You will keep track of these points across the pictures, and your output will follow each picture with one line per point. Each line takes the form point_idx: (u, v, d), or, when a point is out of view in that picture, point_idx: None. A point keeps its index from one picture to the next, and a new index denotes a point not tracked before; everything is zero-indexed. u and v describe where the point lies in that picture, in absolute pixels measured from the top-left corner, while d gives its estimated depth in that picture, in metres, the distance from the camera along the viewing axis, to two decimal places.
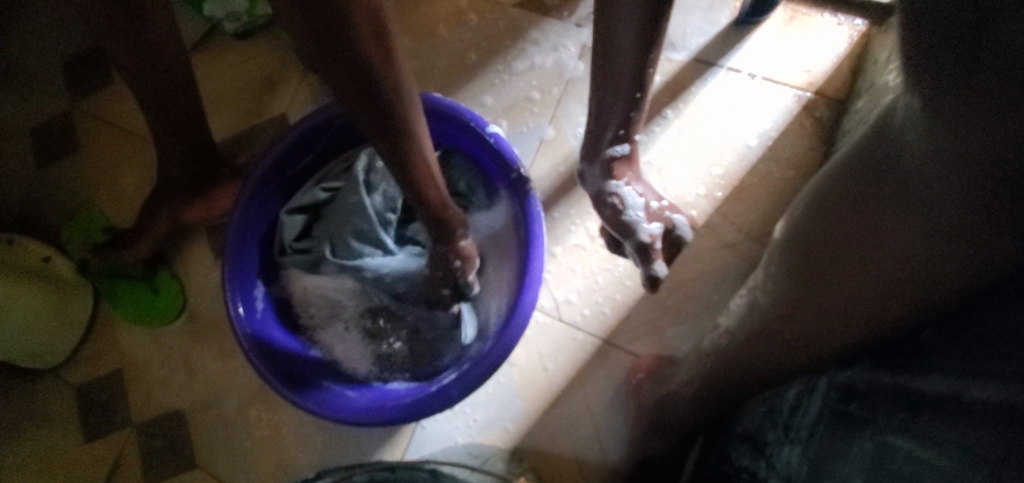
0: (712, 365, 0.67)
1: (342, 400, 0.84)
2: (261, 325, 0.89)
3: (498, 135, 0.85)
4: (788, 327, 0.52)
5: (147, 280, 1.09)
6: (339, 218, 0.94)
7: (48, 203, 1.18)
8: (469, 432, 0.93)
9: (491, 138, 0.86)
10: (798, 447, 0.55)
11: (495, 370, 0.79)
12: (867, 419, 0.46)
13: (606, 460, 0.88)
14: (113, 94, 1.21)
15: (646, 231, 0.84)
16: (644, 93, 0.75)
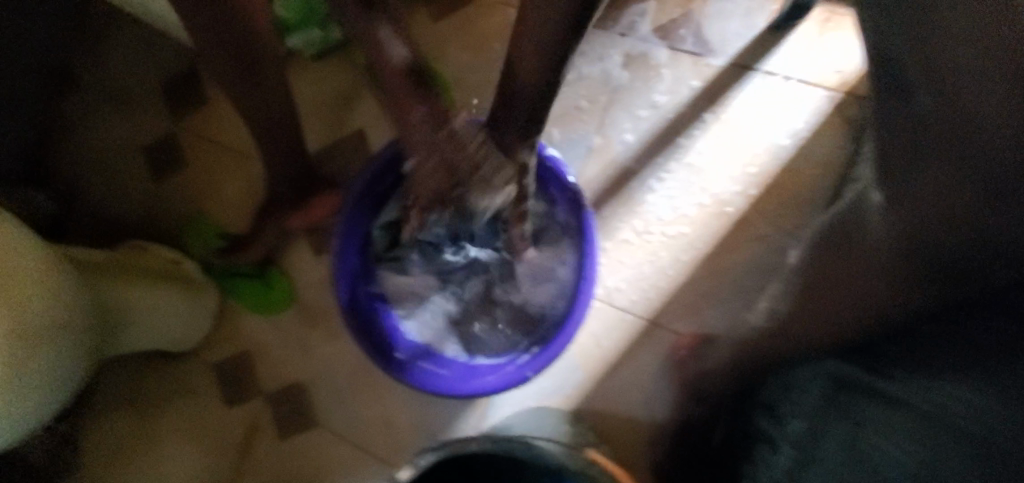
0: (746, 351, 0.82)
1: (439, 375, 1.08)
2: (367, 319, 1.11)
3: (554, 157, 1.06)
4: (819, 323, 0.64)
5: (261, 276, 1.31)
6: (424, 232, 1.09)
7: (168, 212, 1.39)
8: (538, 396, 1.11)
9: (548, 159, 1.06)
10: (800, 419, 0.61)
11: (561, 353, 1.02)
12: (870, 403, 0.55)
13: (653, 419, 1.07)
14: (210, 115, 1.39)
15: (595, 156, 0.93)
16: None
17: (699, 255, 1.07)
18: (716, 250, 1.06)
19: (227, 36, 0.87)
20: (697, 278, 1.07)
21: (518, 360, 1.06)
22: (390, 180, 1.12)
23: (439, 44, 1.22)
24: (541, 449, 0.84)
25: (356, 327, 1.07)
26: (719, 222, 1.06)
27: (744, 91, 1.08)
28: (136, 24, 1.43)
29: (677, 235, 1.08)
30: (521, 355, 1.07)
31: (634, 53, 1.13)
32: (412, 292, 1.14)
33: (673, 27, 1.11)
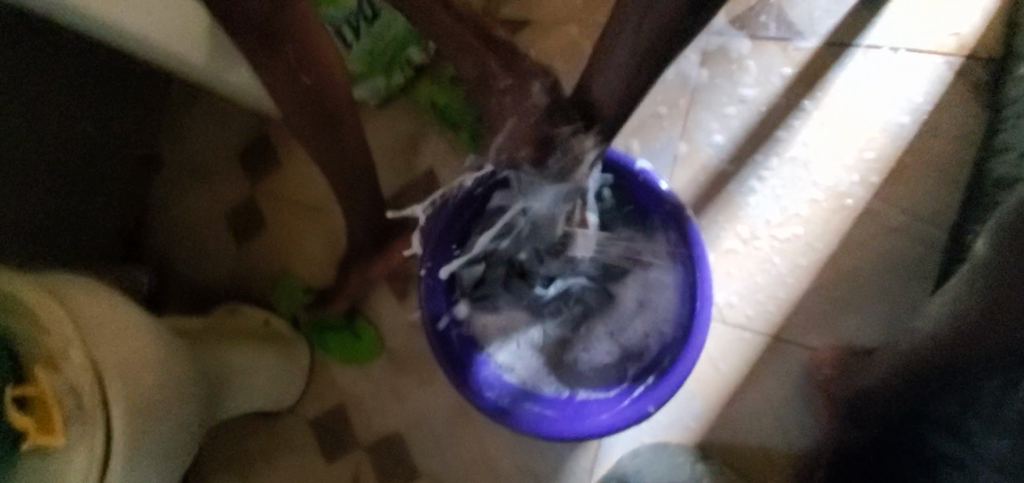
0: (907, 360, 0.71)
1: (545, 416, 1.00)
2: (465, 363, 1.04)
3: (647, 170, 0.97)
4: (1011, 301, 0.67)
5: (350, 327, 1.31)
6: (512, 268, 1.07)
7: (255, 272, 1.42)
8: (655, 431, 1.01)
9: (641, 173, 0.98)
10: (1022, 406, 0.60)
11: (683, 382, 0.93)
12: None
13: (791, 444, 0.96)
14: (283, 173, 1.41)
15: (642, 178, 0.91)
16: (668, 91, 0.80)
17: (819, 256, 0.96)
18: (840, 249, 0.96)
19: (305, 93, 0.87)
20: (822, 282, 0.96)
21: (633, 393, 0.97)
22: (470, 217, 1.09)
23: None
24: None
25: (455, 374, 1.01)
26: (840, 217, 0.96)
27: (846, 70, 0.97)
28: (206, 94, 1.47)
29: (790, 237, 0.98)
30: (636, 388, 0.98)
31: (710, 49, 1.05)
32: (504, 328, 1.09)
33: (751, 15, 1.03)
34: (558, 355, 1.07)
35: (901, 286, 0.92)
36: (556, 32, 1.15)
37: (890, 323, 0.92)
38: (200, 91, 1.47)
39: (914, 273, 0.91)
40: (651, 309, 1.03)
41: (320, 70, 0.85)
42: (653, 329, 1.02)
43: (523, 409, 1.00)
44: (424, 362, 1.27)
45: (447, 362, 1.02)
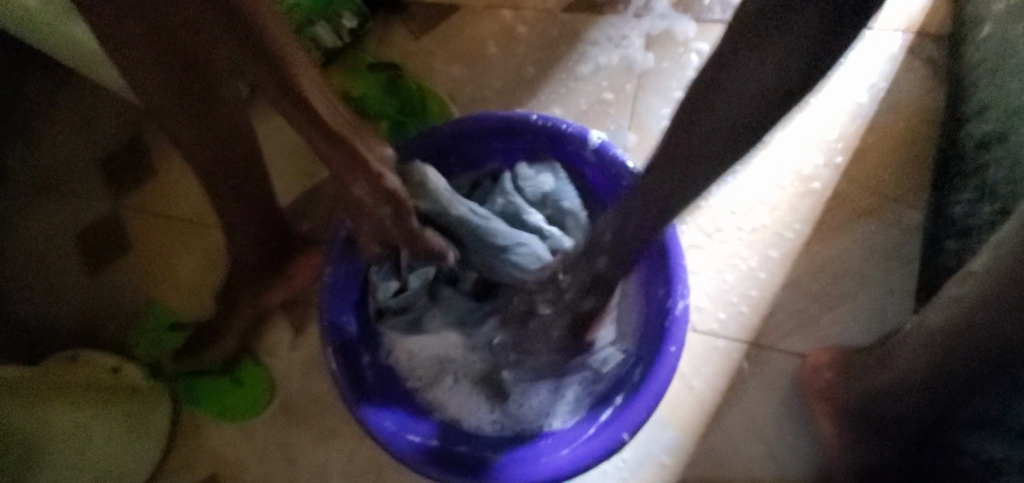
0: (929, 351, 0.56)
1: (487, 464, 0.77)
2: (377, 397, 0.82)
3: (605, 141, 0.83)
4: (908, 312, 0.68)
5: (230, 371, 1.01)
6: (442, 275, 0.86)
7: (109, 307, 1.10)
8: (619, 474, 0.80)
9: (597, 144, 0.83)
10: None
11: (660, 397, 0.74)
12: None
13: (785, 476, 0.78)
14: (158, 183, 1.14)
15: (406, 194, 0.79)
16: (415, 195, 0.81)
17: (792, 247, 0.84)
18: (815, 239, 0.83)
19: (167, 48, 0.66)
20: (802, 278, 0.82)
21: (598, 419, 0.78)
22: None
23: (426, 63, 1.04)
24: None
25: (364, 416, 0.78)
26: (810, 202, 0.84)
27: None
28: (60, 86, 1.18)
29: (757, 227, 0.85)
30: (602, 413, 0.78)
31: (654, 33, 0.98)
32: (432, 355, 0.86)
33: None
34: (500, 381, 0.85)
35: (886, 274, 0.80)
36: (487, 18, 1.03)
37: (881, 318, 0.80)
38: (51, 81, 1.18)
39: (900, 259, 0.80)
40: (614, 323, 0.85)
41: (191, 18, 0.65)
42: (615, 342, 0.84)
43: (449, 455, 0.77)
44: (327, 409, 0.99)
45: (351, 395, 0.79)
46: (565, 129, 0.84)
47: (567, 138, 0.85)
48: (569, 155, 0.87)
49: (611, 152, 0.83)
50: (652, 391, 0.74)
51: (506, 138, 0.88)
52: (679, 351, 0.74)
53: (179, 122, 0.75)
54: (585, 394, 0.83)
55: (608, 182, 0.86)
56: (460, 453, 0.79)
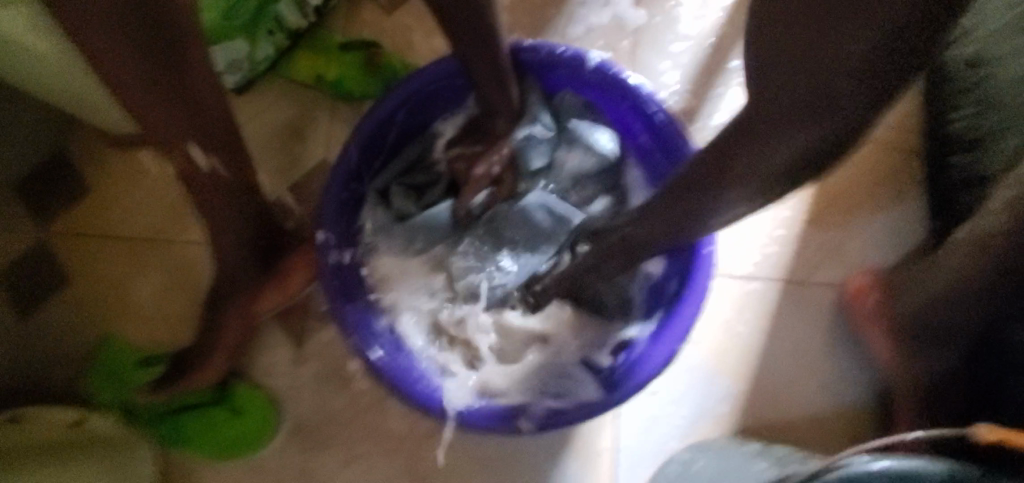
0: None
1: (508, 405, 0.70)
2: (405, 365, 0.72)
3: (605, 59, 0.75)
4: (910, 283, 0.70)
5: (224, 401, 0.88)
6: (439, 228, 0.80)
7: (53, 353, 0.92)
8: (680, 433, 0.79)
9: (596, 63, 0.75)
10: None
11: (701, 305, 0.69)
12: None
13: (841, 403, 0.79)
14: (102, 200, 0.99)
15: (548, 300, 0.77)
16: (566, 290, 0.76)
17: (808, 183, 0.85)
18: (827, 173, 0.85)
19: (145, 26, 0.54)
20: (821, 211, 0.84)
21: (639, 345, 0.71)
22: (378, 167, 0.82)
23: (404, 39, 0.98)
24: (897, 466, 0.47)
25: (441, 408, 0.68)
26: None
27: None
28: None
29: None
30: (642, 340, 0.72)
31: None
32: (435, 302, 0.78)
33: None
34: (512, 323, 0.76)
35: (896, 197, 0.84)
36: None
37: (899, 240, 0.83)
38: None
39: (904, 184, 0.84)
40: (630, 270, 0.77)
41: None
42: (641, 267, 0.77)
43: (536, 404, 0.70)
44: (346, 429, 0.87)
45: (382, 366, 0.70)
46: (561, 54, 0.76)
47: (562, 60, 0.76)
48: (570, 84, 0.80)
49: (614, 71, 0.75)
50: (696, 299, 0.69)
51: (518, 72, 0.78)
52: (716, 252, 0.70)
53: (157, 122, 0.63)
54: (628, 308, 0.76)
55: (613, 103, 0.78)
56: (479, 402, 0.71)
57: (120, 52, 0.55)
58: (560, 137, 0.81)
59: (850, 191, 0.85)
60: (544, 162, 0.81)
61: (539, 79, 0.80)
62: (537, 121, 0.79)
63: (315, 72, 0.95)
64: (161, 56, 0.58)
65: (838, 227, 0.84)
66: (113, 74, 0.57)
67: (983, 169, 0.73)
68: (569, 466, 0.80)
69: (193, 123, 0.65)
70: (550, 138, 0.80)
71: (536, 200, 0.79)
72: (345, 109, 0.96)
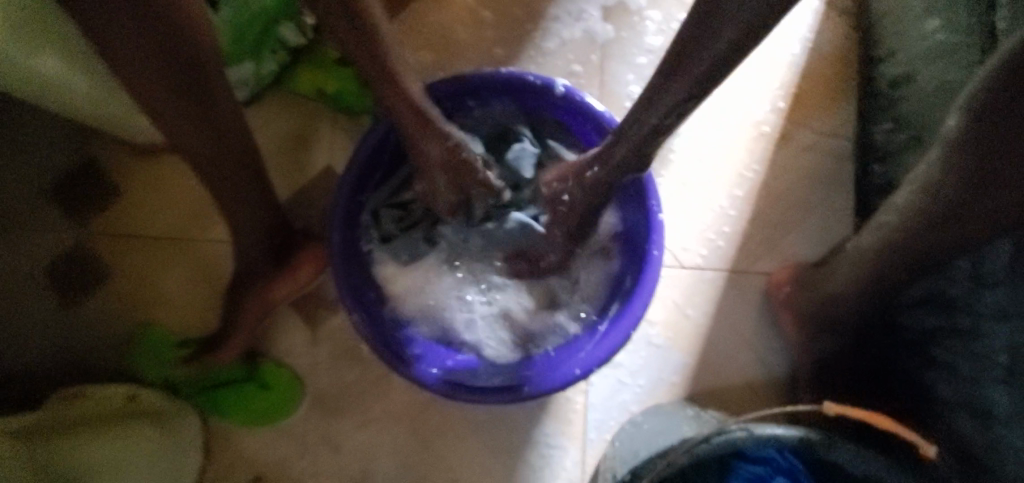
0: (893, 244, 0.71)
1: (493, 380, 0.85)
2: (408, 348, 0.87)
3: (569, 85, 0.87)
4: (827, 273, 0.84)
5: (254, 377, 1.03)
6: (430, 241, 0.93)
7: (102, 339, 1.07)
8: (639, 398, 0.95)
9: (562, 89, 0.87)
10: (980, 287, 0.68)
11: (652, 295, 0.83)
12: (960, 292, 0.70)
13: (773, 373, 0.94)
14: (132, 203, 1.11)
15: (522, 294, 0.92)
16: (536, 285, 0.92)
17: (753, 184, 0.98)
18: (770, 175, 0.98)
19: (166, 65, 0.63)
20: (763, 210, 0.97)
21: (602, 328, 0.85)
22: (378, 178, 0.94)
23: None
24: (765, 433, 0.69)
25: (435, 384, 0.83)
26: (762, 144, 0.99)
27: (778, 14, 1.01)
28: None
29: (721, 169, 0.99)
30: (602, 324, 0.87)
31: (609, 5, 1.05)
32: (430, 297, 0.92)
33: None
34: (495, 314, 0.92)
35: (828, 197, 0.97)
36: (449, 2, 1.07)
37: (829, 234, 0.96)
38: None
39: (837, 184, 0.97)
40: (593, 267, 0.91)
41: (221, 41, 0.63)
42: (602, 265, 0.91)
43: (516, 378, 0.84)
44: (358, 399, 1.03)
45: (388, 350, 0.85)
46: (531, 81, 0.88)
47: (532, 86, 0.88)
48: (541, 105, 0.92)
49: (578, 96, 0.87)
50: (647, 291, 0.83)
51: (491, 96, 0.91)
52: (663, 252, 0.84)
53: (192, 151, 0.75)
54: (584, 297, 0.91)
55: (580, 124, 0.90)
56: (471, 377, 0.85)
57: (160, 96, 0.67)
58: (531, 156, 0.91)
59: (789, 190, 0.97)
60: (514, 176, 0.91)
61: (514, 100, 0.91)
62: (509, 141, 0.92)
63: (315, 86, 1.05)
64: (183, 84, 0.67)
65: (778, 223, 0.97)
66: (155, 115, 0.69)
67: (893, 178, 0.85)
68: (547, 426, 0.96)
69: (217, 139, 0.75)
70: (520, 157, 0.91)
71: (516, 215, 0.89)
72: (345, 119, 1.07)
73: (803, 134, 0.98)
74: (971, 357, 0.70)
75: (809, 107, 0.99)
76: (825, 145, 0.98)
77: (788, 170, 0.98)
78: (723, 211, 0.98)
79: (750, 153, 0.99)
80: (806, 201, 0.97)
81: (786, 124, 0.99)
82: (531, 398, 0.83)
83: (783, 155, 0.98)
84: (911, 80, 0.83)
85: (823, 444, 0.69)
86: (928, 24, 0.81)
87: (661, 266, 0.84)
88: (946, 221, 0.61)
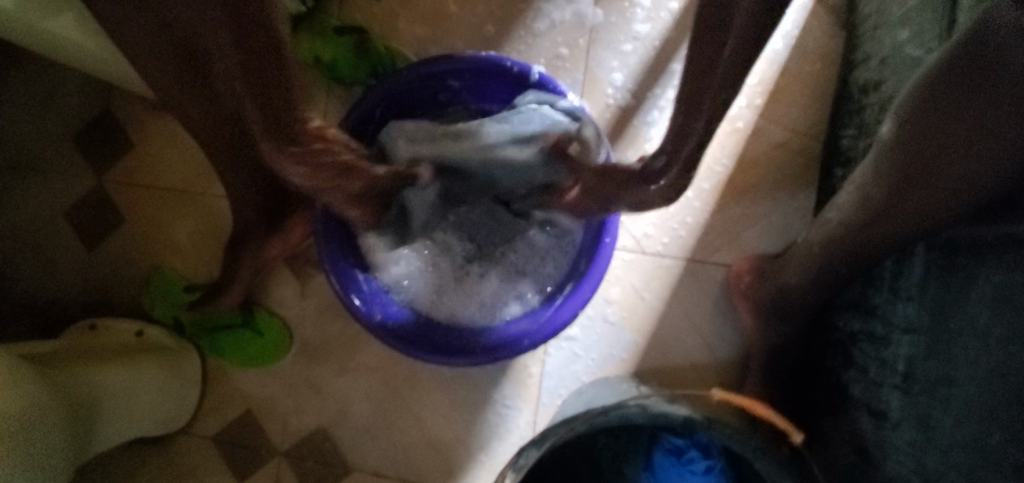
0: (825, 250, 0.75)
1: (450, 345, 0.93)
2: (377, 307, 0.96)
3: (543, 71, 0.92)
4: (775, 268, 0.89)
5: (248, 322, 1.14)
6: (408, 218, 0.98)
7: (116, 278, 1.18)
8: (591, 370, 1.03)
9: (536, 74, 0.93)
10: (902, 293, 0.72)
11: (599, 279, 0.90)
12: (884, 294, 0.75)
13: (719, 358, 1.01)
14: (142, 155, 1.19)
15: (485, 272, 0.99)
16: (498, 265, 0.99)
17: (720, 178, 1.01)
18: (738, 170, 1.01)
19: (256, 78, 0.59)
20: (726, 202, 1.01)
21: (552, 303, 0.93)
22: None
23: (389, 24, 1.10)
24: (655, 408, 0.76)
25: (395, 343, 0.92)
26: (734, 139, 1.01)
27: None
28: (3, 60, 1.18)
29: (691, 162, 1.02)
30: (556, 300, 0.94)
31: None
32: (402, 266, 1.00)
33: None
34: (459, 288, 0.99)
35: (793, 195, 1.00)
36: None
37: (789, 232, 1.00)
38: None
39: (802, 184, 1.00)
40: (553, 250, 0.98)
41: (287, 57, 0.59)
42: (562, 249, 0.97)
43: (470, 345, 0.93)
44: (339, 349, 1.13)
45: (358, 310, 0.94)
46: (508, 65, 0.93)
47: (509, 69, 0.93)
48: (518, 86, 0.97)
49: (552, 83, 0.93)
50: (596, 274, 0.90)
51: (471, 77, 0.96)
52: (614, 240, 0.90)
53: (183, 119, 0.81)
54: (544, 275, 0.98)
55: None
56: (431, 341, 0.94)
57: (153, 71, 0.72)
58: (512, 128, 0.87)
59: (756, 187, 1.01)
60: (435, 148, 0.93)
61: (493, 80, 0.96)
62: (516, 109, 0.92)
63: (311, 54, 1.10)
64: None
65: (741, 217, 1.01)
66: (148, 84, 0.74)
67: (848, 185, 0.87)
68: (504, 388, 1.05)
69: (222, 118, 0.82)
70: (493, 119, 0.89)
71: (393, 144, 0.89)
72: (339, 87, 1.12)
73: (777, 132, 1.00)
74: (881, 362, 0.75)
75: (785, 106, 1.00)
76: (796, 145, 1.00)
77: (757, 167, 1.01)
78: (689, 202, 1.01)
79: (721, 147, 1.01)
80: (770, 198, 1.00)
81: (761, 121, 1.01)
82: (483, 362, 0.92)
83: (754, 152, 1.01)
84: (877, 88, 0.84)
85: (704, 425, 0.76)
86: (900, 32, 0.81)
87: (611, 252, 0.91)
88: (873, 219, 0.66)
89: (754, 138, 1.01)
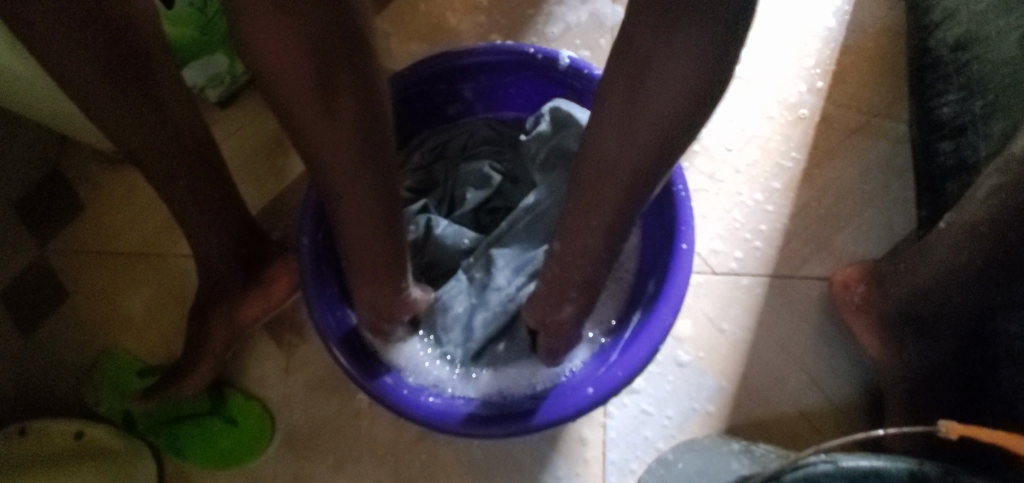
0: (995, 227, 0.55)
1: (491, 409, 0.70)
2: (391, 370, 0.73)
3: (575, 56, 0.78)
4: (902, 270, 0.69)
5: (219, 410, 0.89)
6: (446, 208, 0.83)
7: (53, 369, 0.93)
8: (669, 433, 0.79)
9: (567, 60, 0.78)
10: None
11: (683, 297, 0.69)
12: None
13: (833, 399, 0.78)
14: (97, 214, 1.00)
15: None
16: None
17: (792, 174, 0.84)
18: (813, 163, 0.84)
19: (317, 95, 0.46)
20: (805, 203, 0.83)
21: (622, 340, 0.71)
22: None
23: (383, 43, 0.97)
24: (855, 467, 0.55)
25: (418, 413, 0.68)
26: (801, 127, 0.85)
27: None
28: None
29: (754, 159, 0.85)
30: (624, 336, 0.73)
31: None
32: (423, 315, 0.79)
33: None
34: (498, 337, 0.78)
35: (884, 188, 0.83)
36: None
37: (888, 231, 0.82)
38: None
39: (892, 173, 0.83)
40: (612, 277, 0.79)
41: (378, 65, 0.48)
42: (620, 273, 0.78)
43: (516, 407, 0.69)
44: (336, 435, 0.88)
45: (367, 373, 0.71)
46: (533, 55, 0.79)
47: (535, 60, 0.80)
48: (542, 79, 0.82)
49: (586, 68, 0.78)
50: (676, 292, 0.69)
51: (487, 75, 0.82)
52: (692, 247, 0.71)
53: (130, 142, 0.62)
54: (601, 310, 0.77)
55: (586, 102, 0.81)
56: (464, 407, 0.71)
57: (84, 67, 0.54)
58: (509, 280, 0.76)
59: (838, 182, 0.83)
60: (470, 183, 0.82)
61: (513, 76, 0.82)
62: (545, 123, 0.80)
63: None
64: (119, 60, 0.54)
65: (827, 219, 0.82)
66: (79, 91, 0.56)
67: (969, 156, 0.70)
68: (557, 469, 0.80)
69: (171, 133, 0.63)
70: (480, 298, 0.76)
71: (420, 206, 0.82)
72: None
73: (850, 116, 0.85)
74: None
75: (852, 88, 0.86)
76: (873, 129, 0.85)
77: (834, 158, 0.84)
78: (761, 207, 0.83)
79: (788, 137, 0.85)
80: (858, 194, 0.83)
81: (829, 106, 0.86)
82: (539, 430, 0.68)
83: (827, 141, 0.85)
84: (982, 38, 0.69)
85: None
86: None
87: (690, 263, 0.71)
88: None
89: (825, 125, 0.85)
